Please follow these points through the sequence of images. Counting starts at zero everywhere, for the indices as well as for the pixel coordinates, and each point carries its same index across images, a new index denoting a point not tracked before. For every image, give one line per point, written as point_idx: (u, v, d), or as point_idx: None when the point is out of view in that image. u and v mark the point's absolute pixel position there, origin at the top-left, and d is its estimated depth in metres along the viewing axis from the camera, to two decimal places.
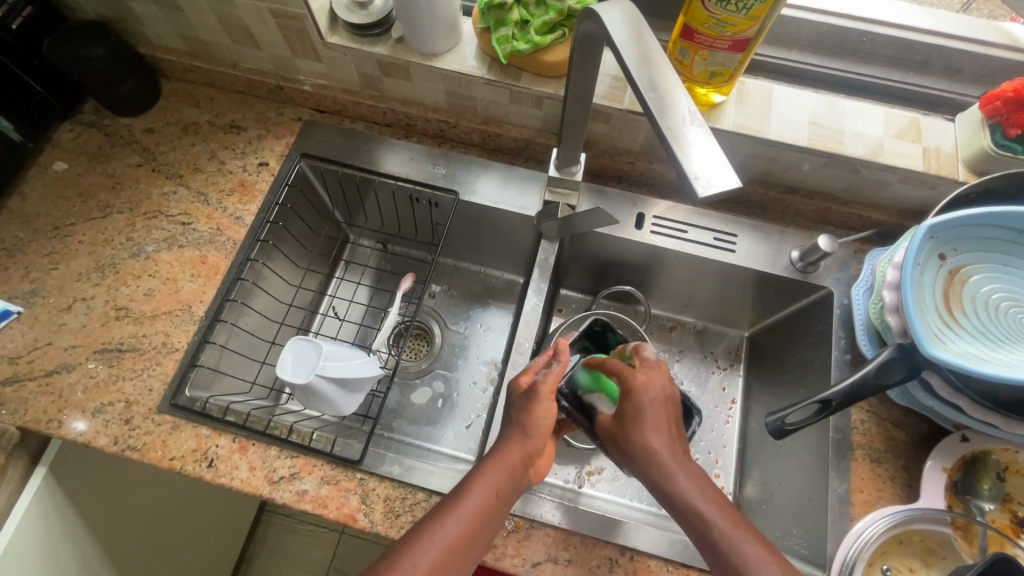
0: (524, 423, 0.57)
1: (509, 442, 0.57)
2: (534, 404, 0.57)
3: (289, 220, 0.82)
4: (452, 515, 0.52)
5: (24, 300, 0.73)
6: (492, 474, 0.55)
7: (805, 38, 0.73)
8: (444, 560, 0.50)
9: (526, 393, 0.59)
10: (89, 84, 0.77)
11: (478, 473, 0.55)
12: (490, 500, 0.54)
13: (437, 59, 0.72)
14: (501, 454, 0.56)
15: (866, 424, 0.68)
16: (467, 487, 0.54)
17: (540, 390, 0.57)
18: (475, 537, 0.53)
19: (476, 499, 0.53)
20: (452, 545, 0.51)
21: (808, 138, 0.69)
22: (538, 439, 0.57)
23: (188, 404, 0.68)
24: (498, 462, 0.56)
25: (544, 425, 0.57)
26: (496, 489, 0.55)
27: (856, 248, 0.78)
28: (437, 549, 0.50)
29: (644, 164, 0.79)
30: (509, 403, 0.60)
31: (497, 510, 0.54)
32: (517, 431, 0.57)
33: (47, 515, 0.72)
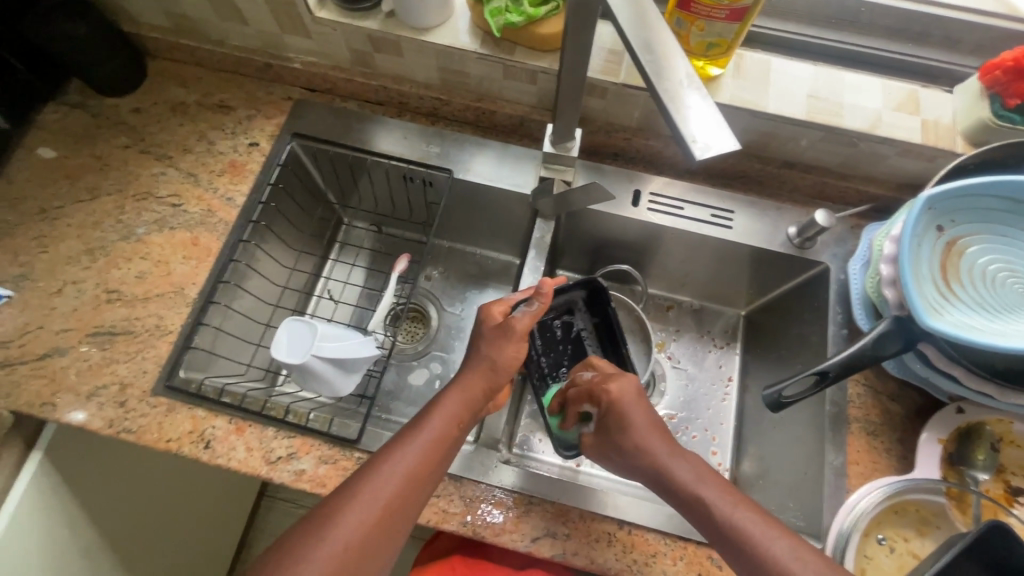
0: (492, 358, 0.60)
1: (470, 373, 0.60)
2: (504, 339, 0.60)
3: (281, 200, 0.81)
4: (412, 444, 0.54)
5: (13, 284, 0.72)
6: (452, 404, 0.58)
7: (803, 9, 0.72)
8: (404, 489, 0.52)
9: (499, 327, 0.61)
10: (73, 63, 0.75)
11: (436, 404, 0.58)
12: (450, 427, 0.56)
13: (429, 34, 0.71)
14: (461, 385, 0.59)
15: (863, 397, 0.68)
16: (427, 416, 0.57)
17: (515, 329, 0.60)
18: (435, 464, 0.55)
19: (435, 429, 0.56)
20: (412, 472, 0.53)
21: (806, 111, 0.68)
22: (502, 371, 0.60)
23: (183, 386, 0.68)
24: (458, 391, 0.58)
25: (509, 359, 0.60)
26: (455, 418, 0.57)
27: (853, 223, 0.77)
28: (398, 477, 0.52)
29: (641, 140, 0.78)
30: (482, 334, 0.62)
31: (455, 439, 0.57)
32: (482, 362, 0.60)
33: (45, 500, 0.72)
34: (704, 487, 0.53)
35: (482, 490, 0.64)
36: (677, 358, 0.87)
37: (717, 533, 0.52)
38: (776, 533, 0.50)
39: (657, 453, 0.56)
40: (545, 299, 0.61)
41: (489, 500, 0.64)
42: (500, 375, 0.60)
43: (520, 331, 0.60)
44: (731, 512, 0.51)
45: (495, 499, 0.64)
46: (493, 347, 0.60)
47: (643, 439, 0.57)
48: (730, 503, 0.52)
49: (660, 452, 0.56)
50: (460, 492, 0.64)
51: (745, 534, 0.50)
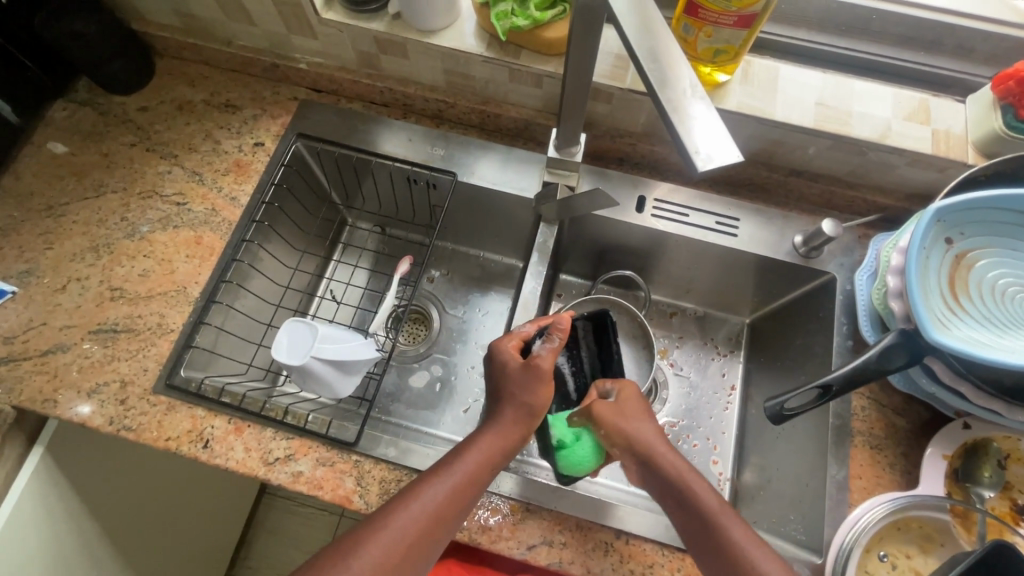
0: (529, 403, 0.59)
1: (507, 412, 0.59)
2: (538, 381, 0.60)
3: (285, 200, 0.81)
4: (441, 484, 0.54)
5: (18, 280, 0.72)
6: (486, 446, 0.57)
7: (813, 16, 0.71)
8: (429, 527, 0.52)
9: (527, 368, 0.60)
10: (82, 61, 0.75)
11: (469, 444, 0.57)
12: (482, 471, 0.56)
13: (434, 36, 0.71)
14: (501, 427, 0.58)
15: (867, 410, 0.67)
16: (459, 456, 0.56)
17: (543, 368, 0.59)
18: (463, 505, 0.55)
19: (469, 469, 0.55)
20: (440, 514, 0.53)
21: (814, 119, 0.67)
22: (537, 414, 0.60)
23: (184, 385, 0.68)
24: (496, 434, 0.58)
25: (543, 402, 0.60)
26: (488, 460, 0.56)
27: (861, 233, 0.76)
28: (424, 517, 0.52)
29: (646, 146, 0.77)
30: (508, 374, 0.61)
31: (485, 482, 0.56)
32: (518, 406, 0.59)
33: (45, 495, 0.73)
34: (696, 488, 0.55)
35: (479, 496, 0.64)
36: (680, 366, 0.86)
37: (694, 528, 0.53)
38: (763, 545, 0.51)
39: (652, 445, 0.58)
40: (563, 334, 0.61)
41: (487, 506, 0.63)
42: (538, 417, 0.60)
43: (548, 370, 0.60)
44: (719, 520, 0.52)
45: (491, 506, 0.63)
46: (526, 391, 0.60)
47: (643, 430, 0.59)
48: (721, 508, 0.53)
49: (656, 445, 0.58)
50: None
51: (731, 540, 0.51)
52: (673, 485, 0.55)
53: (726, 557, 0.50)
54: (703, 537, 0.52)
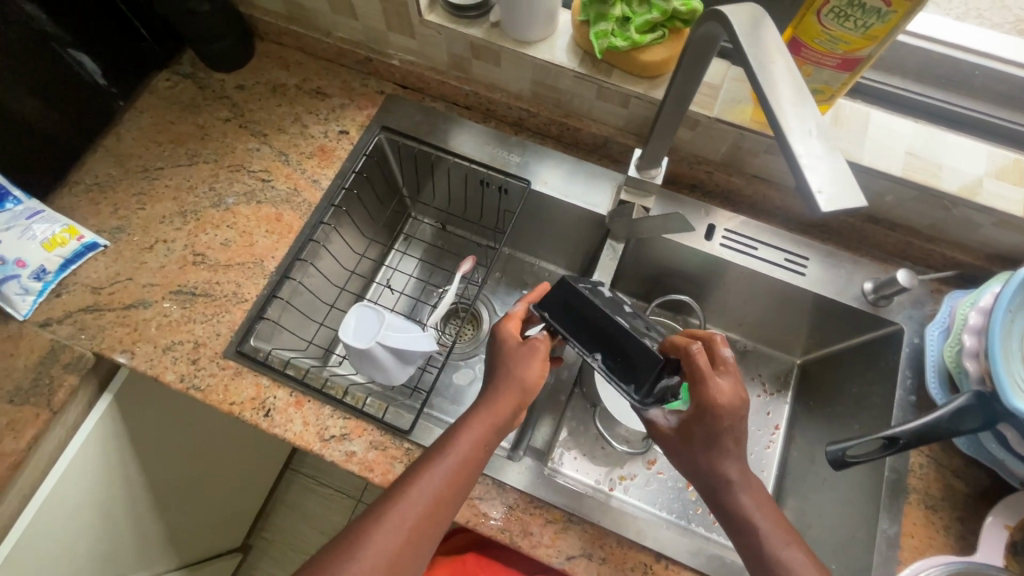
0: (521, 377, 0.60)
1: (501, 394, 0.59)
2: (531, 357, 0.61)
3: (362, 188, 0.84)
4: (439, 469, 0.55)
5: (110, 235, 0.77)
6: (478, 428, 0.58)
7: (911, 66, 0.70)
8: (430, 512, 0.54)
9: (521, 345, 0.62)
10: (192, 37, 0.80)
11: (461, 427, 0.58)
12: (476, 451, 0.57)
13: (529, 47, 0.73)
14: (491, 410, 0.59)
15: (924, 468, 0.66)
16: (454, 440, 0.57)
17: (540, 346, 0.62)
18: (460, 487, 0.56)
19: (462, 453, 0.56)
20: (439, 497, 0.54)
21: (902, 168, 0.67)
22: (529, 390, 0.61)
23: (252, 353, 0.70)
24: (486, 417, 0.58)
25: (535, 377, 0.61)
26: (482, 441, 0.57)
27: (934, 287, 0.75)
28: (424, 501, 0.54)
29: (723, 175, 0.77)
30: (504, 352, 0.62)
31: (479, 462, 0.58)
32: (512, 382, 0.60)
33: (106, 441, 0.76)
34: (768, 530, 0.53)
35: (524, 500, 0.65)
36: None
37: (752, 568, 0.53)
38: None
39: (732, 482, 0.53)
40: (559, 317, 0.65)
41: (531, 512, 0.64)
42: (529, 393, 0.60)
43: (543, 350, 0.62)
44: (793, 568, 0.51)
45: (536, 512, 0.64)
46: (519, 365, 0.60)
47: (724, 465, 0.53)
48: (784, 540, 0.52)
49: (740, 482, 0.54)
50: (501, 499, 0.64)
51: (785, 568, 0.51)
52: (748, 532, 0.53)
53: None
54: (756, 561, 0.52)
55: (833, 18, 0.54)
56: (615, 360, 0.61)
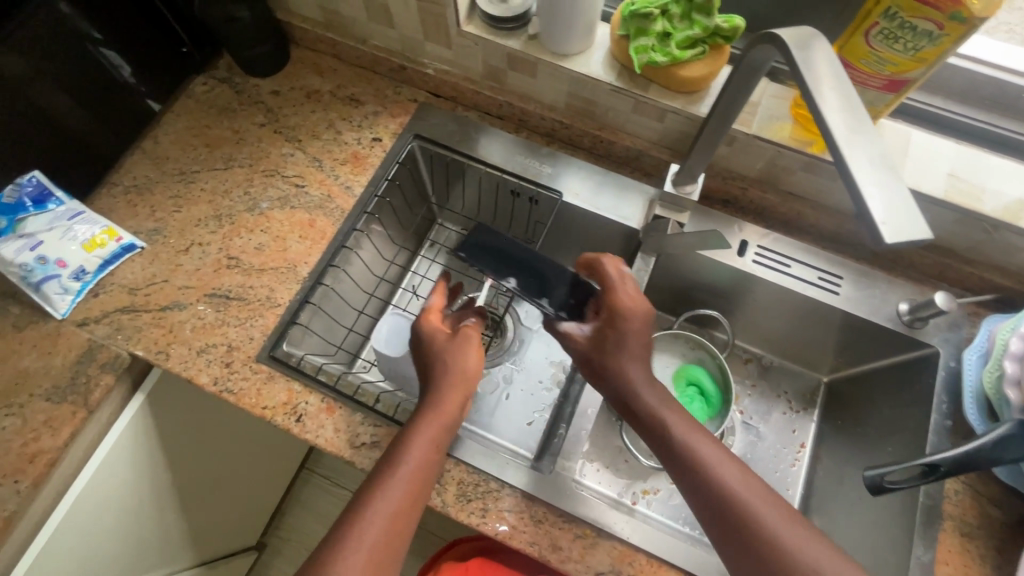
0: (461, 370, 0.63)
1: (446, 393, 0.62)
2: (464, 349, 0.65)
3: (393, 196, 0.85)
4: (393, 481, 0.56)
5: (147, 237, 0.78)
6: (428, 431, 0.59)
7: (955, 86, 0.69)
8: (394, 522, 0.55)
9: (454, 338, 0.65)
10: (231, 43, 0.81)
11: (411, 433, 0.59)
12: (428, 454, 0.59)
13: (567, 60, 0.73)
14: (436, 412, 0.61)
15: (960, 494, 0.65)
16: (403, 448, 0.58)
17: (472, 335, 0.66)
18: (418, 491, 0.57)
19: (414, 459, 0.58)
20: (401, 505, 0.55)
21: (944, 190, 0.66)
22: (471, 379, 0.64)
23: (285, 358, 0.71)
24: (432, 419, 0.60)
25: (474, 366, 0.65)
26: (433, 443, 0.59)
27: (971, 310, 0.74)
28: (387, 512, 0.55)
29: (757, 192, 0.76)
30: (436, 347, 0.64)
31: (434, 465, 0.59)
32: (455, 379, 0.63)
33: (136, 440, 0.77)
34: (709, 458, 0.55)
35: (553, 514, 0.65)
36: (748, 414, 0.86)
37: (706, 509, 0.54)
38: (776, 511, 0.53)
39: (648, 398, 0.59)
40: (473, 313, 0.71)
41: (560, 526, 0.64)
42: (471, 383, 0.64)
43: (475, 338, 0.66)
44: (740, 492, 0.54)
45: (565, 526, 0.64)
46: (456, 358, 0.64)
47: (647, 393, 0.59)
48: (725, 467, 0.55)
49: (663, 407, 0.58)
50: (530, 511, 0.65)
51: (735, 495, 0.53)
52: (680, 454, 0.56)
53: (731, 513, 0.53)
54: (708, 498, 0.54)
55: (882, 39, 0.54)
56: (528, 282, 0.65)
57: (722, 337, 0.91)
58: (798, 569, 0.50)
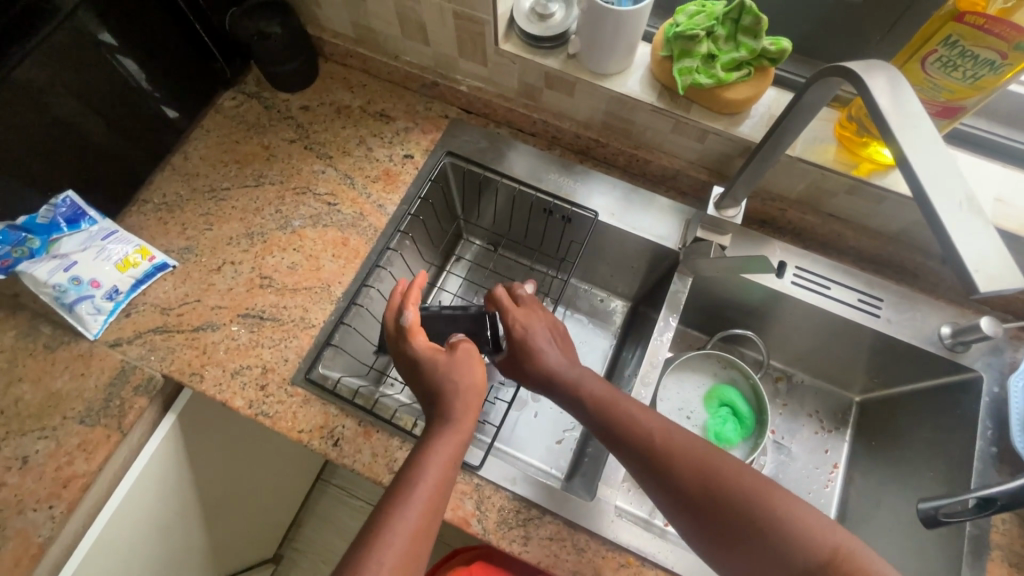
0: (468, 383, 0.61)
1: (461, 408, 0.59)
2: (467, 364, 0.62)
3: (425, 213, 0.84)
4: (411, 499, 0.53)
5: (179, 255, 0.77)
6: (447, 447, 0.57)
7: (1003, 110, 0.70)
8: (413, 545, 0.51)
9: (452, 355, 0.62)
10: (263, 59, 0.80)
11: (427, 450, 0.56)
12: (447, 471, 0.56)
13: (607, 80, 0.72)
14: (455, 429, 0.58)
15: (1008, 523, 0.64)
16: (418, 464, 0.55)
17: (468, 350, 0.63)
18: (435, 512, 0.54)
19: (433, 477, 0.54)
20: (420, 526, 0.52)
21: (993, 214, 0.65)
22: (479, 392, 0.62)
23: (321, 381, 0.70)
24: (451, 436, 0.57)
25: (481, 379, 0.62)
26: (451, 461, 0.56)
27: (1014, 334, 0.73)
28: (407, 535, 0.51)
29: (797, 213, 0.76)
30: (437, 366, 0.61)
31: (450, 483, 0.56)
32: (466, 394, 0.60)
33: (167, 461, 0.76)
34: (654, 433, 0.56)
35: (595, 542, 0.64)
36: (779, 433, 0.85)
37: (641, 466, 0.55)
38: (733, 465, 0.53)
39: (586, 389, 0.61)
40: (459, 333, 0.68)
41: (602, 554, 0.64)
42: (479, 397, 0.62)
43: (473, 352, 0.64)
44: (695, 457, 0.54)
45: (607, 554, 0.64)
46: (460, 373, 0.61)
47: (586, 383, 0.61)
48: (671, 438, 0.55)
49: (593, 389, 0.60)
50: (572, 540, 0.64)
51: (694, 464, 0.53)
52: (599, 416, 0.59)
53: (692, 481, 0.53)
54: (666, 474, 0.54)
55: (939, 67, 0.54)
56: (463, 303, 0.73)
57: (753, 354, 0.90)
58: (765, 510, 0.50)
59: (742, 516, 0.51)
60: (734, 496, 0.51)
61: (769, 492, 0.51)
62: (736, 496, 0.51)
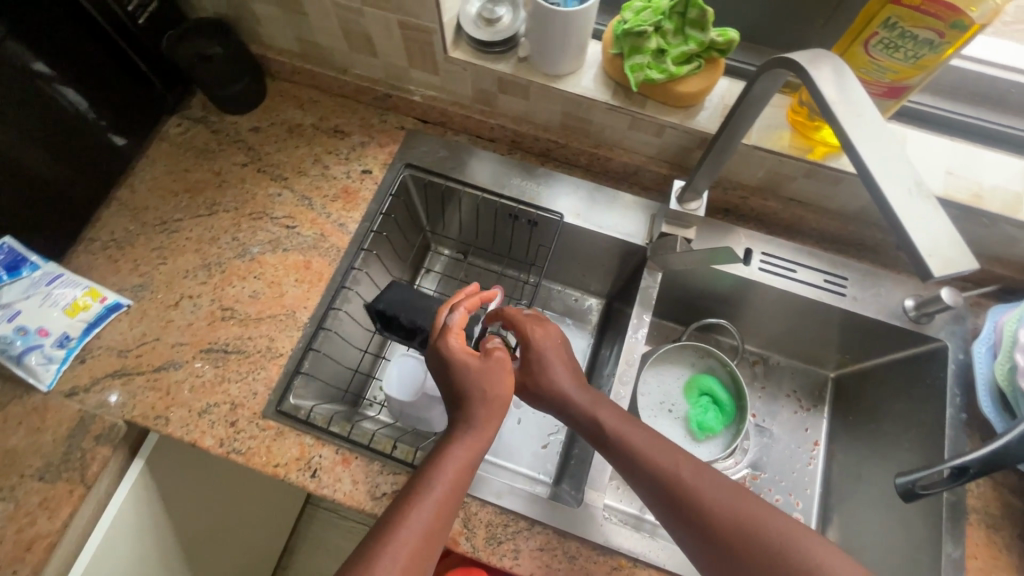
0: (494, 394, 0.57)
1: (483, 414, 0.56)
2: (496, 372, 0.58)
3: (389, 229, 0.82)
4: (424, 501, 0.51)
5: (132, 294, 0.74)
6: (466, 452, 0.55)
7: (947, 85, 0.72)
8: (421, 548, 0.50)
9: (486, 360, 0.58)
10: (205, 83, 0.77)
11: (444, 453, 0.54)
12: (463, 474, 0.54)
13: (560, 81, 0.71)
14: (475, 432, 0.56)
15: (981, 486, 0.66)
16: (434, 467, 0.53)
17: (502, 357, 0.59)
18: (447, 516, 0.52)
19: (447, 480, 0.53)
20: (430, 529, 0.50)
21: (945, 187, 0.66)
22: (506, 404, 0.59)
23: (293, 412, 0.68)
24: (471, 440, 0.55)
25: (508, 391, 0.58)
26: (468, 465, 0.54)
27: (973, 301, 0.76)
28: (416, 538, 0.49)
29: (758, 200, 0.77)
30: (467, 371, 0.57)
31: (465, 487, 0.54)
32: (491, 401, 0.57)
33: (141, 508, 0.73)
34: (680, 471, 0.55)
35: (587, 548, 0.64)
36: (760, 417, 0.86)
37: (663, 503, 0.55)
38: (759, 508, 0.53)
39: (601, 419, 0.60)
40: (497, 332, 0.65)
41: (594, 559, 0.63)
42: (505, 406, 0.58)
43: (506, 362, 0.59)
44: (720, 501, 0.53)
45: (599, 558, 0.63)
46: (488, 381, 0.57)
47: (600, 413, 0.60)
48: (696, 477, 0.54)
49: (609, 421, 0.59)
50: (563, 547, 0.64)
51: (718, 507, 0.53)
52: (618, 447, 0.58)
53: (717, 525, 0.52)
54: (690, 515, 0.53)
55: (882, 49, 0.55)
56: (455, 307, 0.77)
57: (728, 340, 0.91)
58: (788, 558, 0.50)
59: (763, 557, 0.51)
60: (758, 538, 0.51)
61: (787, 529, 0.51)
62: (761, 541, 0.51)
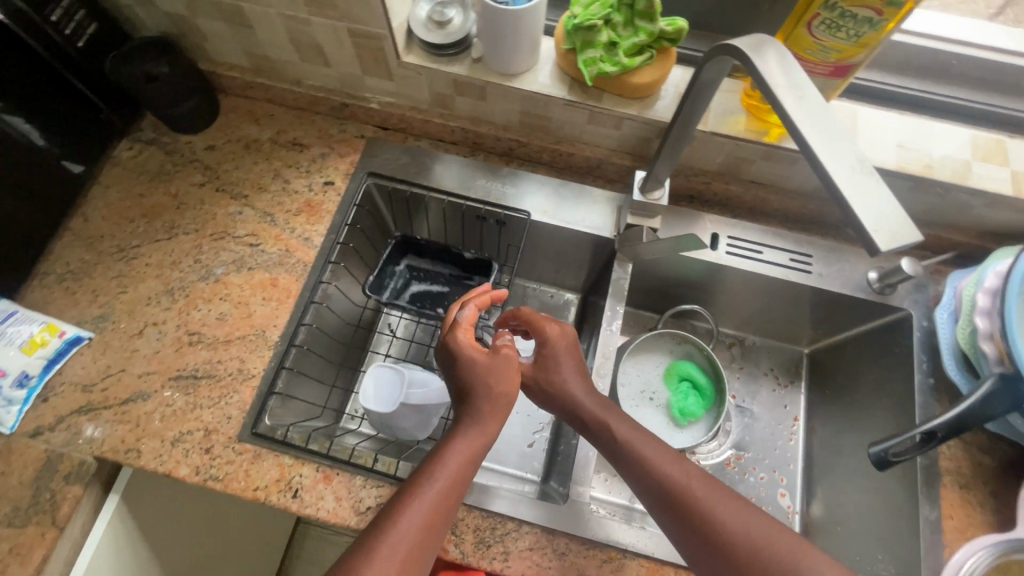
0: (499, 390, 0.58)
1: (488, 407, 0.57)
2: (501, 367, 0.59)
3: (356, 239, 0.81)
4: (427, 491, 0.51)
5: (93, 325, 0.71)
6: (470, 444, 0.54)
7: (892, 60, 0.73)
8: (424, 537, 0.49)
9: (493, 353, 0.59)
10: (154, 103, 0.75)
11: (448, 445, 0.54)
12: (467, 466, 0.54)
13: (516, 79, 0.71)
14: (480, 423, 0.56)
15: (953, 448, 0.68)
16: (439, 457, 0.53)
17: (510, 354, 0.60)
18: (450, 507, 0.52)
19: (449, 470, 0.52)
20: (431, 518, 0.50)
21: (897, 160, 0.68)
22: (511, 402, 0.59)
23: (269, 433, 0.67)
24: (475, 432, 0.55)
25: (512, 387, 0.59)
26: (472, 457, 0.54)
27: (934, 269, 0.78)
28: (417, 528, 0.49)
29: (721, 184, 0.77)
30: (474, 363, 0.58)
31: (468, 479, 0.54)
32: (497, 397, 0.57)
33: (119, 545, 0.71)
34: (692, 483, 0.54)
35: (576, 543, 0.64)
36: (739, 397, 0.87)
37: (672, 515, 0.53)
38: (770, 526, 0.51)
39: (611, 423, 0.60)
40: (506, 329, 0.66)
41: (584, 554, 0.63)
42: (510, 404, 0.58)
43: (514, 358, 0.60)
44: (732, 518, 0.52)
45: (589, 552, 0.63)
46: (495, 376, 0.58)
47: (611, 421, 0.60)
48: (709, 491, 0.53)
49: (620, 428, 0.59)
50: (552, 545, 0.64)
51: (730, 524, 0.51)
52: (624, 453, 0.58)
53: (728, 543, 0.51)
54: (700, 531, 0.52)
55: (825, 29, 0.56)
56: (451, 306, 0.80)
57: (704, 325, 0.92)
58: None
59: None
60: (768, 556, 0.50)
61: (788, 544, 0.50)
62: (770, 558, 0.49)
